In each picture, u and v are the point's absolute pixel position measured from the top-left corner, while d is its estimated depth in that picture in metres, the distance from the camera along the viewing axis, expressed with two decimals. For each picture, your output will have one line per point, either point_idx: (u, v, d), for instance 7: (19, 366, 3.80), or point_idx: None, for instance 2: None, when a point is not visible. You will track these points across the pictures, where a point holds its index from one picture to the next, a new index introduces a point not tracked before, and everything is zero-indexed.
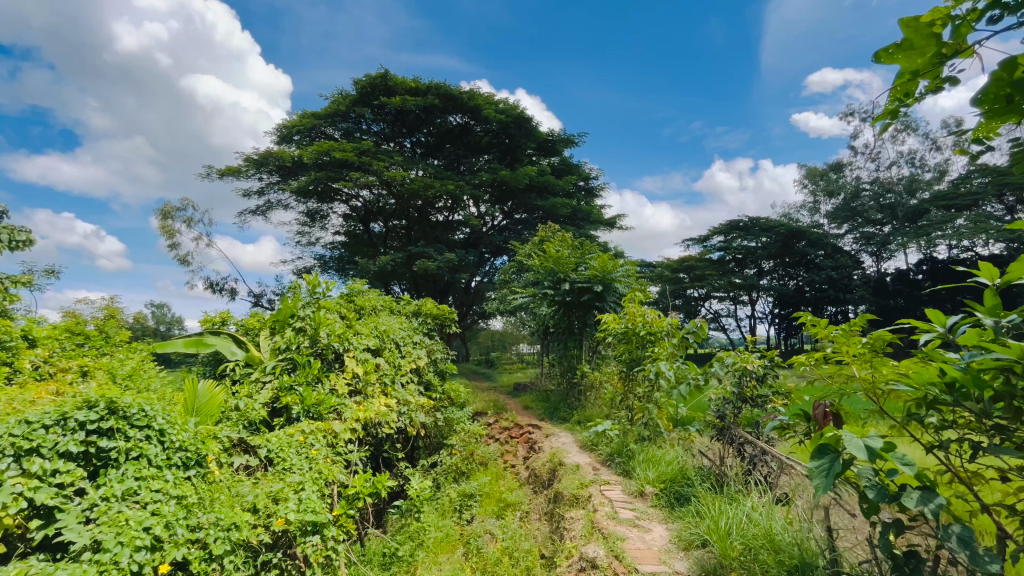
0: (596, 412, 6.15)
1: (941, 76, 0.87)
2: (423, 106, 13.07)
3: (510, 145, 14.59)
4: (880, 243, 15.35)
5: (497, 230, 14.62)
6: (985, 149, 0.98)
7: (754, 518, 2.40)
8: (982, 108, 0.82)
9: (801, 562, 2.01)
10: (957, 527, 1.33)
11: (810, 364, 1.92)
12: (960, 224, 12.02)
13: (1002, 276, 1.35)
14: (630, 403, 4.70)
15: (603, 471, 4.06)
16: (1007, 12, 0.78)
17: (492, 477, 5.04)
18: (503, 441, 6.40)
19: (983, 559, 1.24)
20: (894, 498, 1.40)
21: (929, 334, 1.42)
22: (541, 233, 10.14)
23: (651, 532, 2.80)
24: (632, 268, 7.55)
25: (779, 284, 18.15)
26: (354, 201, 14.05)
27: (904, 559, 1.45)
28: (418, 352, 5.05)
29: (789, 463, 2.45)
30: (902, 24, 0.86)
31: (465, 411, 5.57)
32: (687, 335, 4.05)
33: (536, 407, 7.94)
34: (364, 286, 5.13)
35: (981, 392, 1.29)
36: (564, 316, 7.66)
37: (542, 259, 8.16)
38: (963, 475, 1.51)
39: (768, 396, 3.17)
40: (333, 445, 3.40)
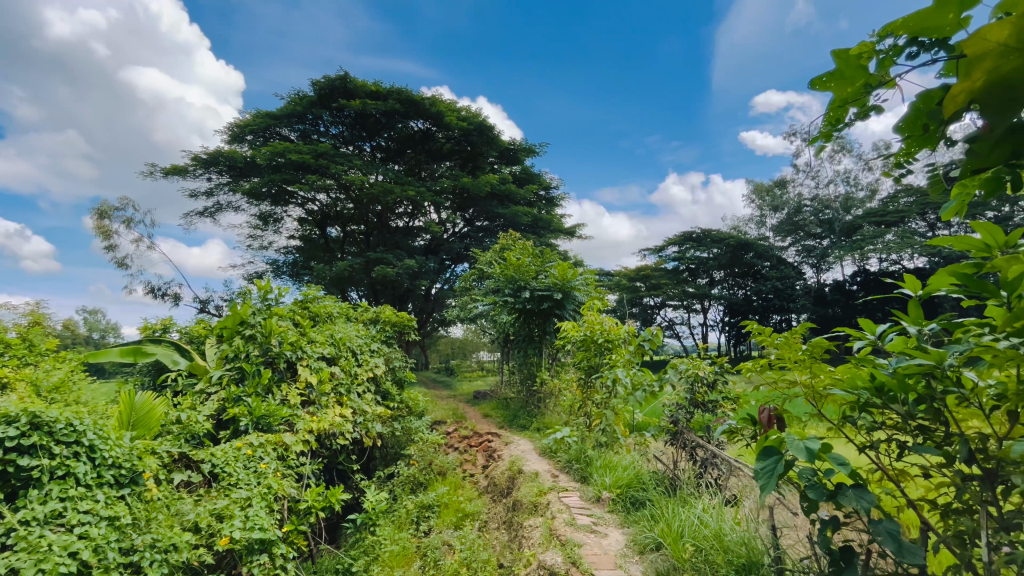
0: (556, 420, 6.21)
1: (869, 101, 0.91)
2: (383, 109, 12.91)
3: (472, 153, 14.63)
4: (820, 256, 16.36)
5: (458, 237, 14.63)
6: (905, 172, 1.06)
7: (705, 519, 2.47)
8: (903, 134, 0.88)
9: (748, 562, 2.08)
10: (885, 521, 1.41)
11: (755, 370, 1.99)
12: (889, 239, 13.03)
13: (923, 287, 1.48)
14: (589, 409, 4.75)
15: (561, 478, 4.13)
16: (926, 48, 0.81)
17: (451, 486, 4.95)
18: (462, 449, 6.39)
19: (908, 551, 1.33)
20: (831, 496, 1.49)
21: (861, 341, 1.52)
22: (502, 240, 10.20)
23: (607, 538, 2.84)
24: (591, 277, 7.71)
25: (729, 293, 18.96)
26: (310, 204, 13.77)
27: (840, 555, 1.52)
28: (375, 360, 4.95)
29: (738, 466, 2.56)
30: (832, 54, 0.88)
31: (423, 420, 5.52)
32: (643, 343, 4.17)
33: (496, 416, 7.91)
34: (319, 292, 4.94)
35: (907, 394, 1.40)
36: (523, 325, 7.72)
37: (503, 267, 8.14)
38: (891, 473, 1.63)
39: (718, 401, 3.28)
40: (284, 458, 3.29)
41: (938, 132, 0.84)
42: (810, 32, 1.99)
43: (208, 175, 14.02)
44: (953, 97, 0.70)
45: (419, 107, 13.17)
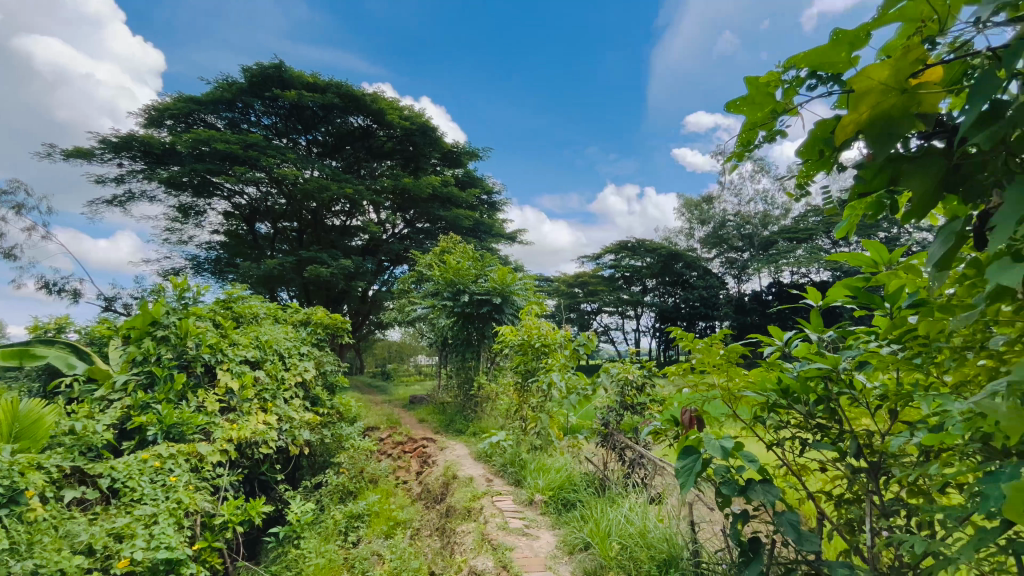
0: (492, 424, 6.22)
1: (776, 126, 0.98)
2: (321, 102, 12.42)
3: (414, 153, 14.40)
4: (741, 267, 17.64)
5: (397, 238, 14.12)
6: (805, 193, 1.16)
7: (631, 518, 2.56)
8: (803, 158, 0.95)
9: (670, 557, 2.18)
10: (787, 513, 1.53)
11: (679, 373, 2.07)
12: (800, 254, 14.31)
13: (822, 298, 1.62)
14: (524, 413, 4.81)
15: (496, 482, 4.14)
16: (824, 81, 0.87)
17: (382, 494, 4.81)
18: (395, 456, 6.27)
19: (806, 540, 1.45)
20: (742, 491, 1.59)
21: (771, 347, 1.64)
22: (442, 243, 10.12)
23: (538, 540, 2.87)
24: (530, 282, 7.83)
25: (660, 301, 19.91)
26: (237, 197, 12.92)
27: (749, 546, 1.63)
28: (305, 363, 4.71)
29: (661, 465, 2.68)
30: (745, 80, 0.93)
31: (355, 427, 5.33)
32: (578, 347, 4.31)
33: (432, 421, 7.80)
34: (244, 291, 4.64)
35: (808, 395, 1.53)
36: (462, 328, 7.67)
37: (442, 269, 8.07)
38: (794, 468, 1.76)
39: (646, 403, 3.42)
40: (198, 470, 3.06)
41: (832, 157, 0.92)
42: (735, 62, 2.15)
43: (119, 161, 12.75)
44: (844, 127, 0.77)
45: (360, 103, 12.78)
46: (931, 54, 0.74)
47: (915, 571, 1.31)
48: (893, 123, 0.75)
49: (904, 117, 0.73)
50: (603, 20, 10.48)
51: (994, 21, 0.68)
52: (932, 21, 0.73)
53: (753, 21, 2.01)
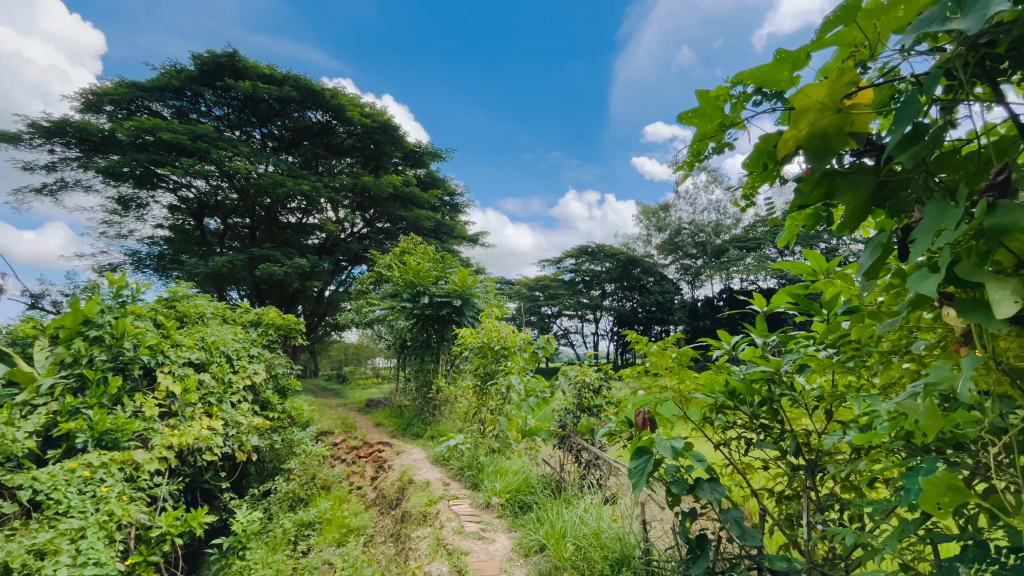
0: (450, 427, 6.16)
1: (724, 138, 1.02)
2: (277, 95, 11.99)
3: (375, 151, 14.12)
4: (695, 273, 18.30)
5: (356, 238, 13.76)
6: (750, 205, 1.21)
7: (585, 519, 2.60)
8: (748, 170, 0.99)
9: (621, 557, 2.23)
10: (732, 510, 1.60)
11: (633, 376, 2.09)
12: (749, 262, 14.98)
13: (767, 303, 1.70)
14: (483, 416, 4.81)
15: (453, 486, 4.11)
16: (769, 98, 0.91)
17: (335, 501, 4.68)
18: (349, 462, 6.12)
19: (749, 535, 1.52)
20: (690, 489, 1.65)
21: (720, 350, 1.70)
22: (403, 244, 9.96)
23: (494, 543, 2.87)
24: (490, 285, 7.83)
25: (618, 305, 20.36)
26: (184, 190, 12.27)
27: (696, 543, 1.68)
28: (254, 366, 4.50)
29: (615, 466, 2.74)
30: (697, 94, 0.95)
31: (307, 432, 5.14)
32: (537, 350, 4.31)
33: (389, 425, 7.65)
34: (189, 289, 4.40)
35: (752, 397, 1.60)
36: (421, 330, 7.56)
37: (402, 271, 7.92)
38: (740, 467, 1.84)
39: (602, 405, 3.47)
40: (133, 479, 2.88)
41: (774, 170, 0.96)
42: (690, 77, 2.23)
43: (51, 147, 11.83)
44: (785, 142, 0.81)
45: (319, 98, 12.41)
46: (864, 77, 0.80)
47: (846, 562, 1.39)
48: (829, 138, 0.80)
49: (838, 135, 0.78)
50: (568, 28, 10.79)
51: (918, 48, 0.74)
52: (864, 46, 0.78)
53: (707, 39, 2.10)
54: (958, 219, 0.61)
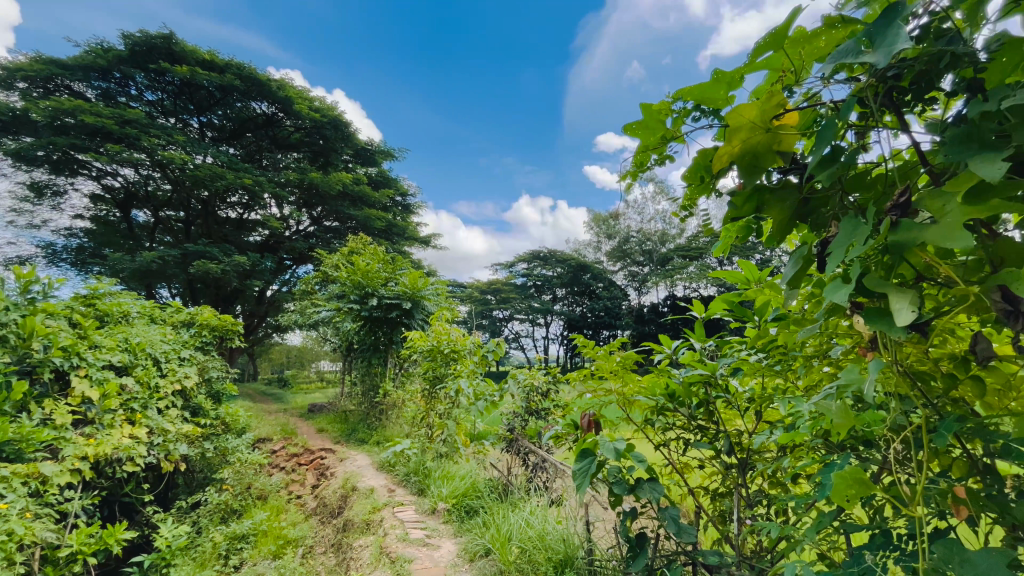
0: (397, 432, 6.03)
1: (666, 150, 1.06)
2: (218, 83, 11.36)
3: (324, 147, 13.65)
4: (642, 280, 18.92)
5: (301, 236, 13.23)
6: (689, 216, 1.26)
7: (531, 521, 2.62)
8: (688, 182, 1.03)
9: (564, 558, 2.25)
10: (669, 508, 1.66)
11: (579, 380, 2.11)
12: (691, 270, 15.63)
13: (703, 309, 1.78)
14: (431, 420, 4.74)
15: (398, 492, 4.02)
16: (705, 116, 0.96)
17: (272, 512, 4.46)
18: (288, 469, 5.87)
19: (684, 532, 1.58)
20: (631, 489, 1.70)
21: (661, 354, 1.76)
22: (351, 244, 9.67)
23: (439, 549, 2.82)
24: (441, 287, 7.76)
25: (568, 309, 20.70)
26: (109, 178, 11.38)
27: (636, 542, 1.73)
28: (185, 369, 4.20)
29: (560, 467, 2.77)
30: (642, 108, 0.98)
31: (243, 439, 4.88)
32: (487, 354, 4.30)
33: (332, 430, 7.40)
34: (112, 285, 4.06)
35: (690, 399, 1.68)
36: (369, 333, 7.36)
37: (349, 271, 7.68)
38: (678, 466, 1.91)
39: (549, 408, 3.50)
40: (39, 494, 2.62)
41: (710, 183, 1.01)
42: (639, 90, 2.34)
43: None
44: (720, 157, 0.86)
45: (265, 88, 11.87)
46: (790, 101, 0.86)
47: (771, 553, 1.48)
48: (759, 156, 0.85)
49: (766, 153, 0.84)
50: (524, 39, 11.06)
51: (836, 77, 0.81)
52: (790, 72, 0.84)
53: (656, 55, 2.22)
54: (868, 234, 0.67)
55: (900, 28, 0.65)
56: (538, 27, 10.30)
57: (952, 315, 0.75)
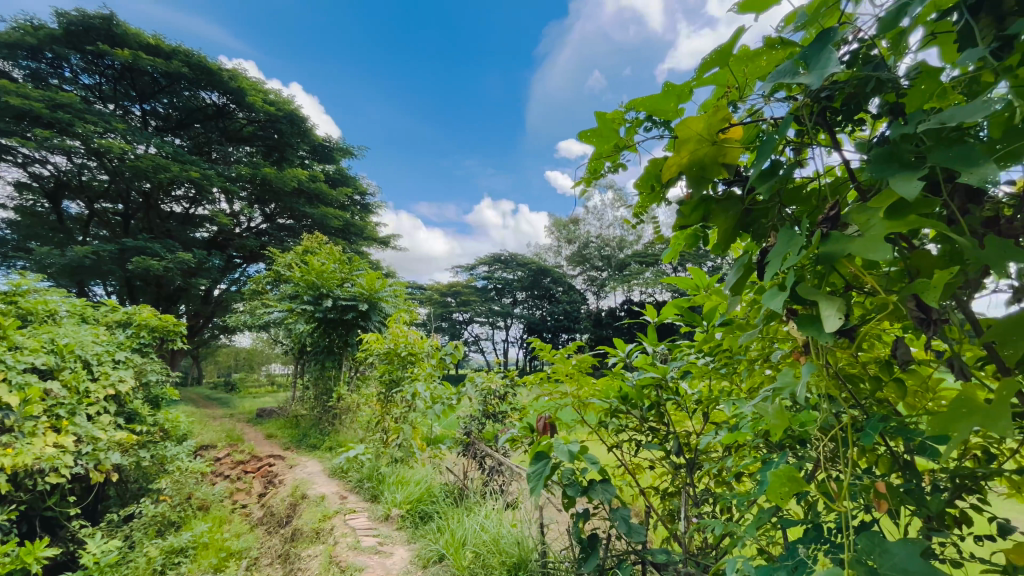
0: (351, 437, 5.88)
1: (618, 158, 1.09)
2: (164, 70, 10.76)
3: (279, 141, 13.16)
4: (600, 285, 19.28)
5: (253, 233, 12.68)
6: (640, 223, 1.29)
7: (486, 526, 2.60)
8: (640, 191, 1.06)
9: (518, 561, 2.26)
10: (620, 509, 1.69)
11: (535, 383, 2.12)
12: (647, 276, 16.06)
13: (655, 314, 1.83)
14: (386, 424, 4.65)
15: (351, 499, 3.92)
16: (657, 126, 0.99)
17: (214, 523, 4.25)
18: (233, 477, 5.60)
19: (634, 532, 1.61)
20: (584, 490, 1.73)
21: (615, 358, 1.80)
22: (305, 242, 9.35)
23: (391, 557, 2.76)
24: (399, 289, 7.64)
25: (528, 313, 20.82)
26: (38, 165, 10.53)
27: (588, 542, 1.76)
28: (120, 372, 3.93)
29: (516, 470, 2.77)
30: (596, 116, 1.00)
31: (184, 446, 4.61)
32: (445, 357, 4.27)
33: (282, 436, 7.12)
34: (37, 282, 3.74)
35: (642, 401, 1.72)
36: (323, 335, 7.16)
37: (303, 271, 7.42)
38: (630, 467, 1.95)
39: (506, 411, 3.51)
40: None
41: (660, 191, 1.04)
42: (601, 98, 2.40)
43: None
44: (669, 167, 0.89)
45: (215, 78, 11.33)
46: (734, 116, 0.90)
47: (716, 550, 1.53)
48: (706, 166, 0.89)
49: (711, 165, 0.88)
50: (487, 43, 11.16)
51: (775, 96, 0.85)
52: (734, 88, 0.88)
53: (617, 66, 2.36)
54: (801, 244, 0.71)
55: (831, 53, 0.69)
56: (501, 31, 10.42)
57: (876, 321, 0.80)
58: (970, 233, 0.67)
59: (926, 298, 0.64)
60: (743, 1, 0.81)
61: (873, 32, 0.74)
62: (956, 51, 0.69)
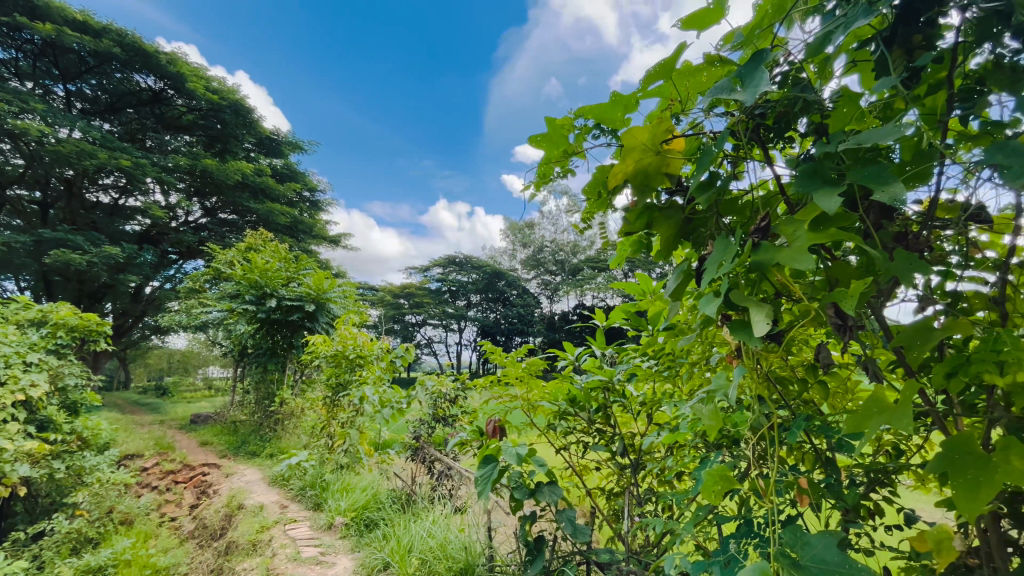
0: (293, 443, 5.64)
1: (568, 164, 1.11)
2: (92, 48, 9.96)
3: (222, 132, 12.47)
4: (554, 289, 19.57)
5: (190, 228, 11.94)
6: (588, 229, 1.32)
7: (433, 531, 2.56)
8: (588, 197, 1.08)
9: (464, 567, 2.23)
10: (566, 510, 1.71)
11: (486, 387, 2.11)
12: (599, 280, 16.44)
13: (603, 318, 1.88)
14: (332, 430, 4.50)
15: (292, 508, 3.75)
16: (605, 134, 1.02)
17: (139, 538, 3.95)
18: (162, 489, 5.25)
19: (579, 532, 1.64)
20: (531, 493, 1.73)
21: (565, 360, 1.82)
22: (248, 239, 8.92)
23: (333, 567, 2.66)
24: (349, 290, 7.42)
25: (483, 315, 20.78)
26: None
27: (534, 544, 1.77)
28: (32, 377, 3.56)
29: (465, 475, 2.74)
30: (547, 122, 1.01)
31: (106, 455, 4.25)
32: (394, 360, 4.18)
33: (218, 443, 6.73)
34: None
35: (589, 403, 1.75)
36: (265, 337, 6.83)
37: (245, 268, 7.05)
38: (577, 468, 1.98)
39: (457, 415, 3.47)
40: None
41: (607, 198, 1.06)
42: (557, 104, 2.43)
43: None
44: (615, 174, 0.91)
45: (151, 61, 10.58)
46: (676, 128, 0.93)
47: (657, 548, 1.58)
48: (649, 176, 0.92)
49: (655, 173, 0.90)
50: (446, 45, 11.18)
51: (715, 111, 0.89)
52: (677, 101, 0.91)
53: (573, 74, 2.33)
54: (734, 252, 0.74)
55: (763, 72, 0.73)
56: (461, 36, 10.48)
57: (801, 327, 0.85)
58: (882, 245, 0.73)
59: (843, 305, 0.68)
60: (686, 18, 0.84)
61: (801, 56, 0.79)
62: (874, 77, 0.75)
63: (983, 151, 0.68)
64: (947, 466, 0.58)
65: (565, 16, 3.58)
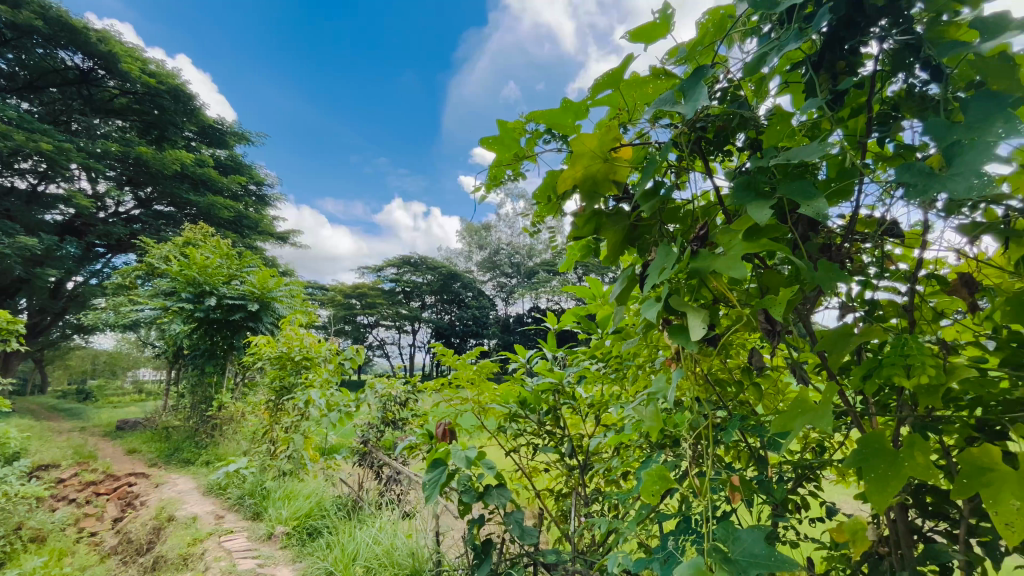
0: (232, 449, 5.33)
1: (519, 167, 1.11)
2: (9, 20, 9.08)
3: (159, 118, 11.67)
4: (509, 291, 19.64)
5: (121, 219, 11.10)
6: (538, 231, 1.32)
7: (379, 538, 2.50)
8: (538, 201, 1.09)
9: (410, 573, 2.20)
10: (515, 512, 1.71)
11: (436, 389, 2.08)
12: (553, 284, 16.65)
13: (554, 321, 1.90)
14: (275, 434, 4.32)
15: (229, 518, 3.55)
16: (556, 138, 1.03)
17: (52, 556, 3.61)
18: (81, 501, 4.83)
19: (525, 534, 1.64)
20: (479, 496, 1.72)
21: (517, 362, 1.83)
22: (187, 233, 8.41)
23: None
24: (296, 289, 7.14)
25: (437, 317, 20.55)
26: None
27: (481, 548, 1.75)
28: None
29: (413, 479, 2.70)
30: (499, 124, 1.01)
31: (16, 466, 3.86)
32: (343, 362, 4.06)
33: (147, 450, 6.27)
34: None
35: (539, 405, 1.77)
36: (204, 337, 6.46)
37: (181, 264, 6.63)
38: (526, 470, 1.99)
39: (407, 418, 3.39)
40: None
41: (556, 202, 1.07)
42: (514, 108, 2.48)
43: None
44: (564, 179, 0.93)
45: (79, 38, 9.79)
46: (625, 136, 0.95)
47: (601, 547, 1.60)
48: (598, 183, 0.93)
49: (602, 180, 0.92)
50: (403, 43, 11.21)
51: (660, 122, 0.92)
52: (625, 111, 0.94)
53: (532, 80, 2.39)
54: (674, 259, 0.77)
55: (703, 87, 0.76)
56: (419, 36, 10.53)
57: (735, 332, 0.89)
58: (809, 256, 0.77)
59: (771, 311, 0.72)
60: (634, 30, 0.87)
61: (740, 74, 0.83)
62: (805, 98, 0.80)
63: (895, 170, 0.74)
64: (864, 462, 0.61)
65: (524, 20, 3.65)
